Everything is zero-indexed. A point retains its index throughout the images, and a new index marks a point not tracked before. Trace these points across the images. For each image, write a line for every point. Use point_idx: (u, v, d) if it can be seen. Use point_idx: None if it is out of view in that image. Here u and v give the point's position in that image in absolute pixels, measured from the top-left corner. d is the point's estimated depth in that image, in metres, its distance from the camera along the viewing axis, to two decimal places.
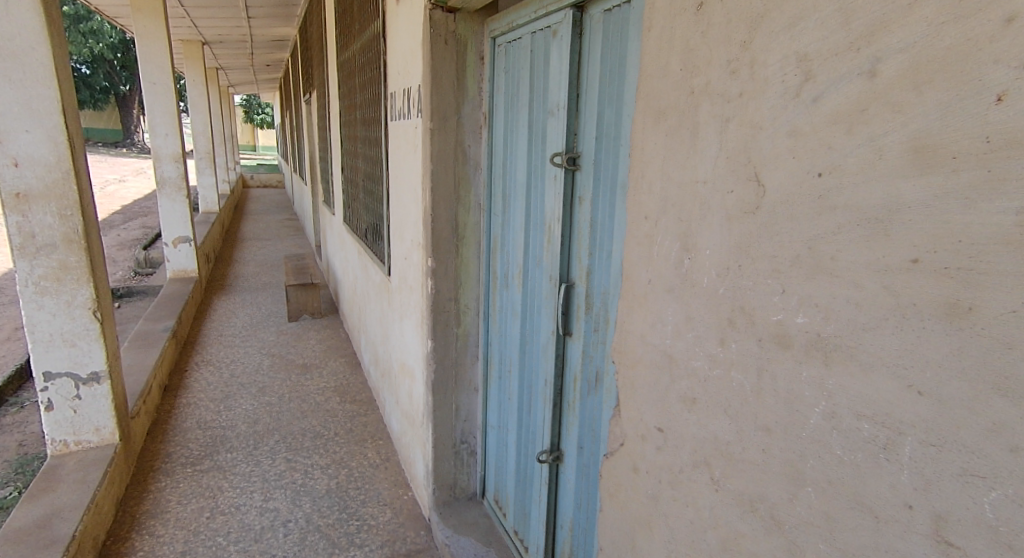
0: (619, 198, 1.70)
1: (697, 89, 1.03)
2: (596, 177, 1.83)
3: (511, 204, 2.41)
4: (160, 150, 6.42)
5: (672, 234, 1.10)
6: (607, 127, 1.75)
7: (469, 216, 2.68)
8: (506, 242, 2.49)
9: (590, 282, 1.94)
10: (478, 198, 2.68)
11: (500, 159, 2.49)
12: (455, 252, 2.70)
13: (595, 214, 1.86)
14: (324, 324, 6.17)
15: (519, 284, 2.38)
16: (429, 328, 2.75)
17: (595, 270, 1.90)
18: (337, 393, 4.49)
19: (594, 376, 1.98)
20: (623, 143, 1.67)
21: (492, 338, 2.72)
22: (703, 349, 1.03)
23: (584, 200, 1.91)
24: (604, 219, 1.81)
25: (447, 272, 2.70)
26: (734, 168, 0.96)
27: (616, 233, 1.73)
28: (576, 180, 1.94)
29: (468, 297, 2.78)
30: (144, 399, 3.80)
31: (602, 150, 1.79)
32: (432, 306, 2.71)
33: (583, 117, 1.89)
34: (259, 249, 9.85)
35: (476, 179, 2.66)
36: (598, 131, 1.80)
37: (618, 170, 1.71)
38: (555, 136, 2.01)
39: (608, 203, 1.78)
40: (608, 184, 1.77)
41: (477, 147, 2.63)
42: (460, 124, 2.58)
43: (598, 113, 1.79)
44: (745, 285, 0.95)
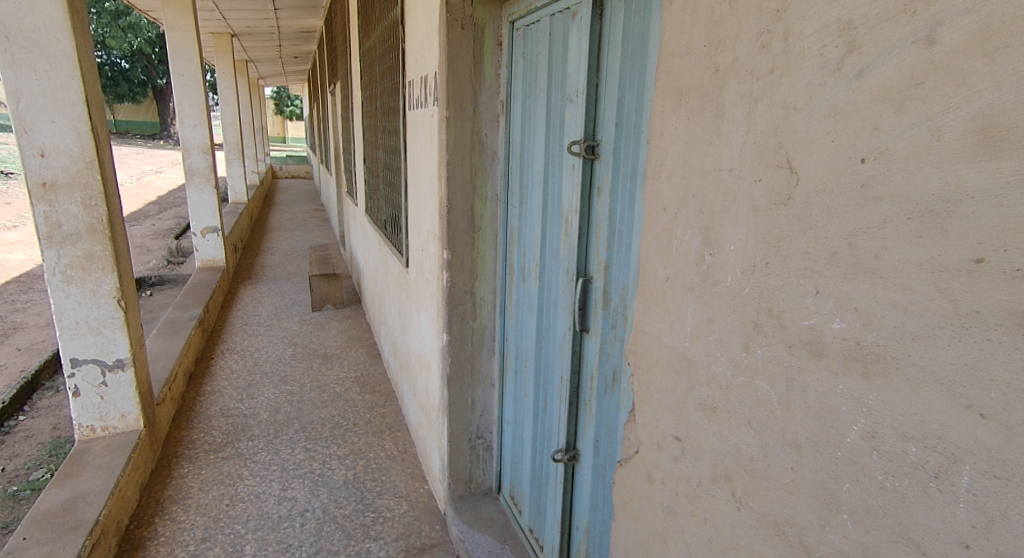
0: (639, 188, 1.61)
1: (722, 67, 0.93)
2: (615, 166, 1.74)
3: (529, 195, 2.33)
4: (188, 141, 6.50)
5: (693, 227, 1.00)
6: (627, 114, 1.66)
7: (485, 207, 2.61)
8: (523, 234, 2.40)
9: (607, 276, 1.85)
10: (495, 189, 2.60)
11: (517, 149, 2.41)
12: (472, 243, 2.63)
13: (614, 205, 1.76)
14: (346, 314, 6.17)
15: (536, 277, 2.30)
16: (445, 320, 2.69)
17: (612, 264, 1.81)
18: (357, 384, 4.45)
19: (611, 374, 1.89)
20: (643, 131, 1.58)
21: (508, 332, 2.64)
22: (725, 355, 0.94)
23: (602, 190, 1.81)
24: (623, 211, 1.72)
25: (463, 263, 2.62)
26: (763, 154, 0.87)
27: (635, 225, 1.64)
28: (594, 169, 1.85)
29: (483, 289, 2.70)
30: (169, 386, 3.80)
31: (622, 138, 1.70)
32: (447, 298, 2.65)
33: (602, 102, 1.80)
34: (285, 239, 9.93)
35: (493, 169, 2.58)
36: (617, 117, 1.71)
37: (638, 160, 1.61)
38: (573, 123, 1.92)
39: (627, 193, 1.69)
40: (628, 174, 1.67)
41: (494, 136, 2.55)
42: (477, 113, 2.50)
43: (617, 99, 1.70)
44: (773, 285, 0.86)
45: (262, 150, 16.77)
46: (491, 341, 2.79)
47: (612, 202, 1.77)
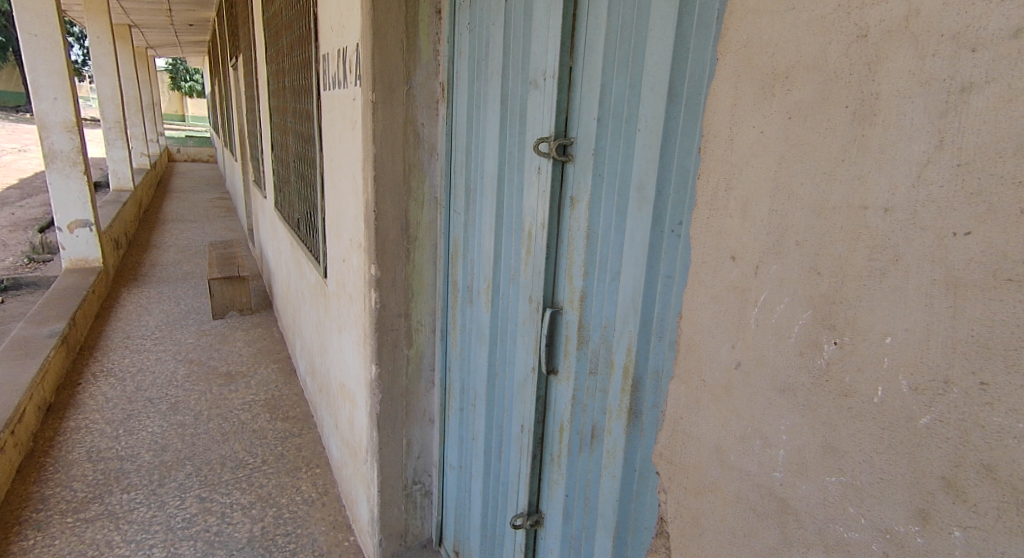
0: (638, 202, 1.24)
1: (875, 31, 0.63)
2: (600, 170, 1.37)
3: (477, 202, 1.92)
4: (46, 116, 5.61)
5: (798, 295, 0.72)
6: (617, 106, 1.29)
7: (422, 213, 2.18)
8: (470, 247, 2.00)
9: (585, 309, 1.48)
10: (434, 190, 2.17)
11: (462, 143, 1.98)
12: (406, 257, 2.19)
13: (599, 221, 1.40)
14: (254, 322, 5.57)
15: (489, 302, 1.91)
16: (374, 349, 2.24)
17: (594, 295, 1.44)
18: (256, 412, 4.03)
19: (587, 430, 1.52)
20: (644, 127, 1.21)
21: (452, 362, 2.24)
22: (876, 527, 0.65)
23: (580, 202, 1.45)
24: (613, 228, 1.35)
25: (395, 282, 2.18)
26: (978, 183, 0.56)
27: (633, 252, 1.28)
28: (568, 173, 1.48)
29: (420, 312, 2.28)
30: (10, 429, 3.39)
31: (609, 134, 1.32)
32: (376, 323, 2.20)
33: (578, 89, 1.42)
34: (182, 233, 9.00)
35: (431, 167, 2.15)
36: (602, 109, 1.34)
37: (637, 163, 1.24)
38: (539, 116, 1.53)
39: (620, 207, 1.32)
40: (618, 182, 1.31)
41: (431, 126, 2.11)
42: (410, 97, 2.05)
43: (601, 84, 1.33)
44: (998, 426, 0.55)
45: (155, 131, 15.27)
46: (431, 369, 2.38)
47: (596, 217, 1.41)
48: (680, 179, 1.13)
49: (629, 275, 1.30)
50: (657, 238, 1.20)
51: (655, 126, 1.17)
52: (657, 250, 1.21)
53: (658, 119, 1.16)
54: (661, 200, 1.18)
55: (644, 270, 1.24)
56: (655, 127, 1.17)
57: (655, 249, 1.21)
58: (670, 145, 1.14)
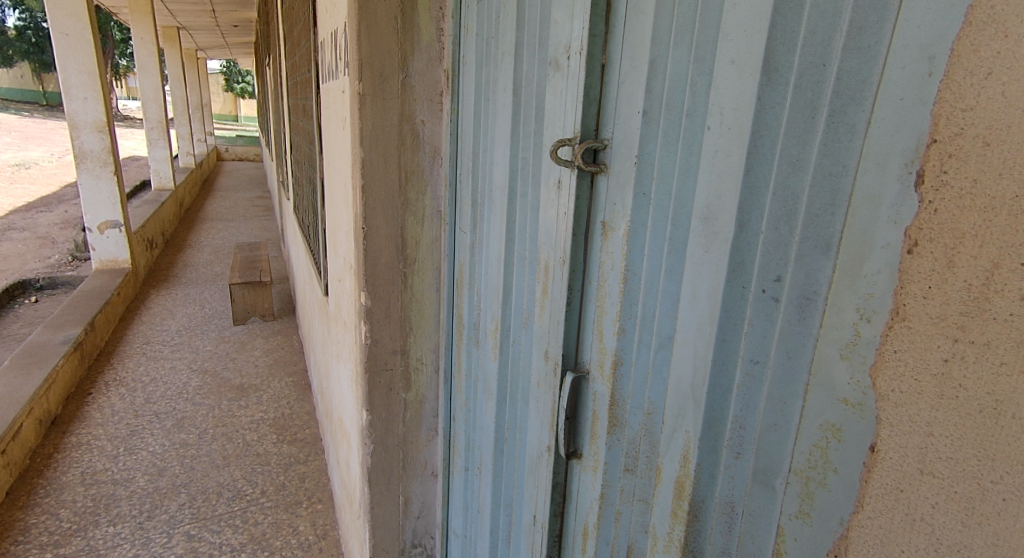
0: (707, 237, 0.80)
1: None
2: (648, 184, 0.93)
3: (484, 218, 1.48)
4: (76, 116, 5.44)
5: None
6: (677, 93, 0.86)
7: (422, 230, 1.72)
8: (476, 276, 1.54)
9: (619, 380, 1.04)
10: (438, 203, 1.72)
11: (467, 144, 1.54)
12: (403, 282, 1.74)
13: (644, 259, 0.96)
14: (275, 330, 5.28)
15: (495, 349, 1.46)
16: (365, 392, 1.78)
17: (635, 362, 1.00)
18: (260, 435, 3.68)
19: (622, 548, 1.08)
20: (721, 121, 0.76)
21: (456, 411, 1.76)
22: None
23: (618, 227, 1.00)
24: (666, 270, 0.91)
25: (390, 313, 1.73)
26: None
27: (692, 309, 0.84)
28: (598, 187, 1.05)
29: (419, 346, 1.80)
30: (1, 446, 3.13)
31: (664, 134, 0.89)
32: (366, 361, 1.75)
33: (615, 70, 0.98)
34: (218, 232, 8.88)
35: (433, 173, 1.70)
36: (651, 96, 0.91)
37: (704, 177, 0.80)
38: (560, 108, 1.09)
39: (678, 240, 0.88)
40: (675, 204, 0.88)
41: (433, 125, 1.66)
42: (407, 88, 1.62)
43: (649, 61, 0.90)
44: None
45: (201, 129, 15.37)
46: (433, 416, 1.88)
47: (639, 253, 0.97)
48: (782, 207, 0.69)
49: (687, 344, 0.85)
50: (735, 297, 0.76)
51: (738, 122, 0.73)
52: (733, 313, 0.76)
53: (749, 107, 0.72)
54: (744, 236, 0.74)
55: (712, 343, 0.80)
56: (742, 124, 0.73)
57: (733, 315, 0.77)
58: (760, 153, 0.71)
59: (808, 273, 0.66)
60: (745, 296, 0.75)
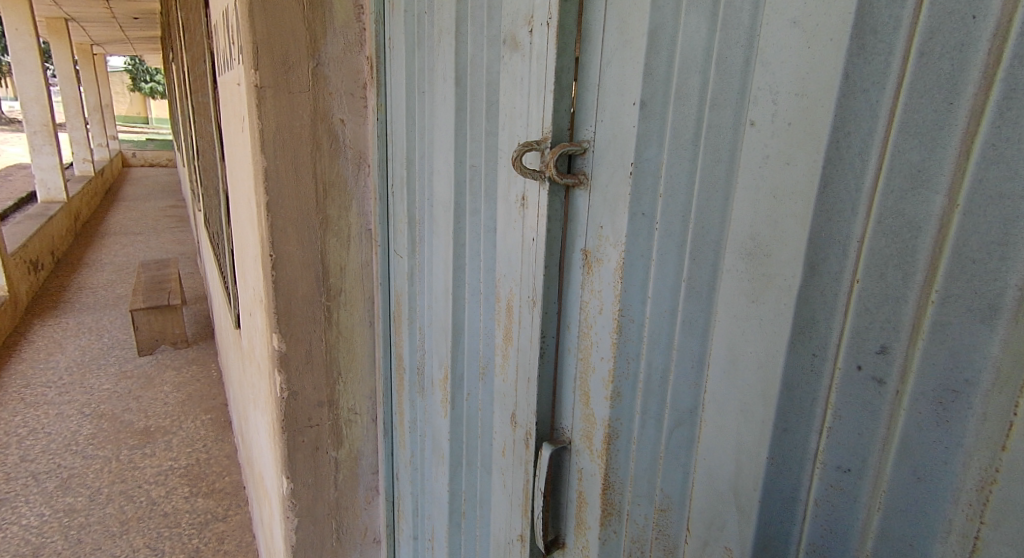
0: (759, 282, 0.55)
1: None
2: (653, 203, 0.67)
3: (424, 237, 1.14)
4: None
5: None
6: (693, 77, 0.61)
7: (348, 255, 1.31)
8: (417, 310, 1.20)
9: (615, 459, 0.77)
10: (366, 220, 1.30)
11: (402, 143, 1.16)
12: (326, 316, 1.32)
13: (649, 303, 0.70)
14: (188, 359, 4.76)
15: (446, 404, 1.13)
16: (283, 457, 1.34)
17: (638, 439, 0.73)
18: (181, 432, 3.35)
19: None
20: (776, 117, 0.52)
21: (401, 475, 1.36)
22: None
23: (610, 259, 0.73)
24: (682, 320, 0.66)
25: (312, 358, 1.32)
26: None
27: (727, 379, 0.60)
28: (577, 206, 0.78)
29: (350, 394, 1.39)
30: None
31: (673, 135, 0.64)
32: (282, 419, 1.32)
33: (596, 47, 0.72)
34: (122, 249, 8.08)
35: (360, 184, 1.28)
36: (651, 82, 0.66)
37: (744, 195, 0.56)
38: (520, 101, 0.82)
39: (699, 283, 0.63)
40: (694, 230, 0.63)
41: (354, 127, 1.25)
42: (319, 79, 1.20)
43: (647, 33, 0.65)
44: None
45: (102, 132, 14.14)
46: (371, 473, 1.46)
47: (638, 294, 0.71)
48: (893, 245, 0.46)
49: (718, 423, 0.62)
50: (801, 371, 0.53)
51: (805, 116, 0.50)
52: (793, 389, 0.54)
53: (831, 93, 0.48)
54: (816, 281, 0.51)
55: (766, 436, 0.56)
56: (817, 120, 0.49)
57: (799, 396, 0.54)
58: (841, 162, 0.48)
59: (951, 350, 0.44)
60: (820, 370, 0.52)
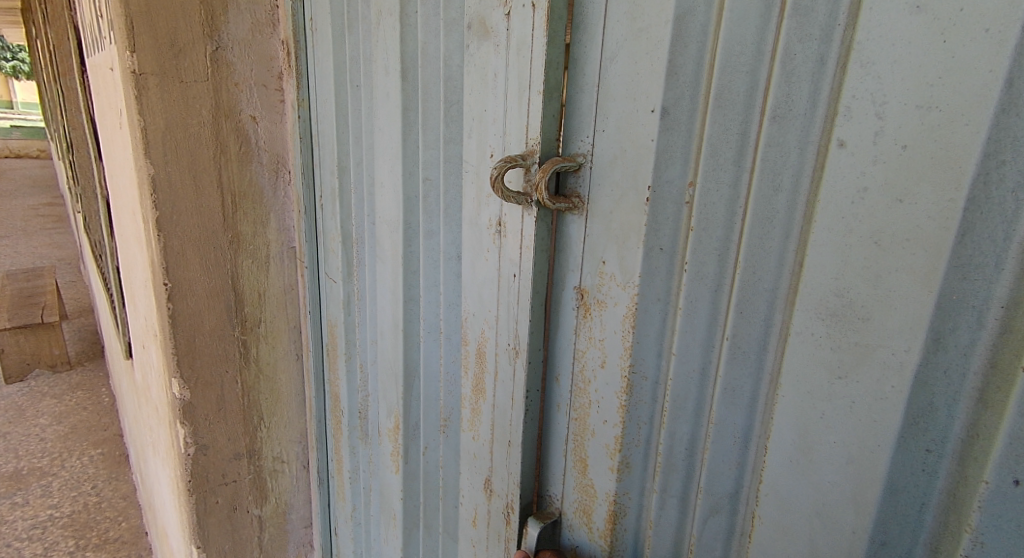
0: (850, 354, 0.43)
1: None
2: (677, 237, 0.52)
3: (367, 259, 0.93)
4: None
5: None
6: (737, 76, 0.46)
7: (267, 278, 1.06)
8: (359, 343, 1.00)
9: (621, 542, 0.62)
10: (289, 236, 1.07)
11: (333, 146, 0.95)
12: (243, 353, 1.07)
13: (672, 360, 0.54)
14: None
15: (398, 458, 0.95)
16: (191, 525, 1.10)
17: (655, 524, 0.59)
18: (64, 459, 2.38)
19: None
20: (882, 135, 0.39)
21: (341, 531, 1.17)
22: None
23: (618, 302, 0.56)
24: (721, 387, 0.51)
25: (224, 405, 1.07)
26: None
27: (793, 470, 0.47)
28: (570, 235, 0.61)
29: (274, 440, 1.15)
30: None
31: (706, 153, 0.48)
32: (189, 480, 1.06)
33: (597, 34, 0.55)
34: None
35: (279, 194, 1.05)
36: (675, 83, 0.49)
37: (822, 239, 0.43)
38: (493, 103, 0.65)
39: (747, 342, 0.49)
40: (738, 276, 0.48)
41: (270, 126, 1.01)
42: (220, 64, 0.95)
43: (673, 21, 0.48)
44: None
45: None
46: (303, 528, 1.25)
47: (654, 348, 0.55)
48: None
49: (779, 521, 0.49)
50: (911, 468, 0.42)
51: (935, 141, 0.37)
52: (899, 494, 0.43)
53: (986, 109, 0.35)
54: (939, 356, 0.39)
55: (858, 544, 0.45)
56: (958, 147, 0.37)
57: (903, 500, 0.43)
58: (989, 203, 0.36)
59: None
60: (935, 471, 0.41)
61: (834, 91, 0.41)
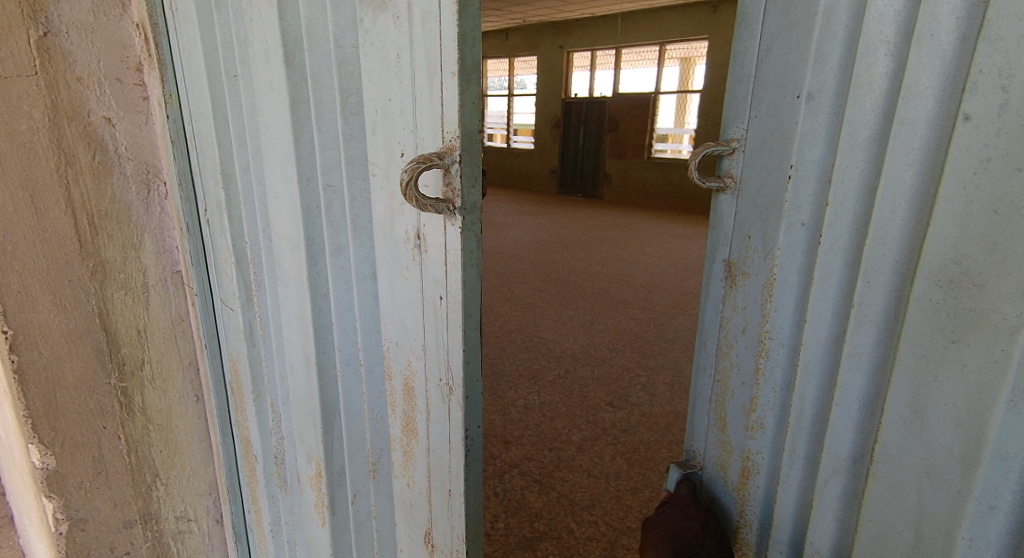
0: (962, 317, 0.44)
1: None
2: (815, 213, 0.52)
3: (268, 279, 0.79)
4: None
5: None
6: (880, 57, 0.46)
7: (145, 309, 0.89)
8: (272, 378, 0.85)
9: (752, 494, 0.63)
10: (170, 259, 0.90)
11: (213, 149, 0.79)
12: (122, 402, 0.89)
13: (806, 325, 0.55)
14: None
15: (323, 510, 0.80)
16: None
17: (783, 474, 0.59)
18: None
19: None
20: (1003, 111, 0.40)
21: None
22: None
23: (758, 273, 0.58)
24: (844, 350, 0.52)
25: (102, 468, 0.89)
26: None
27: (903, 422, 0.49)
28: (717, 215, 0.61)
29: (175, 498, 0.98)
30: None
31: (845, 135, 0.49)
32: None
33: (754, 32, 0.55)
34: None
35: (151, 210, 0.87)
36: (821, 73, 0.50)
37: (945, 212, 0.44)
38: (399, 91, 0.53)
39: (871, 310, 0.50)
40: (865, 244, 0.49)
41: (131, 128, 0.83)
42: (50, 53, 0.75)
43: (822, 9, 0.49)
44: None
45: None
46: None
47: (790, 313, 0.56)
48: None
49: (891, 479, 0.51)
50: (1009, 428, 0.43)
51: None
52: (1008, 454, 0.43)
53: None
54: None
55: (961, 491, 0.46)
56: None
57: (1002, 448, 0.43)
58: None
59: None
60: None
61: (961, 67, 0.42)
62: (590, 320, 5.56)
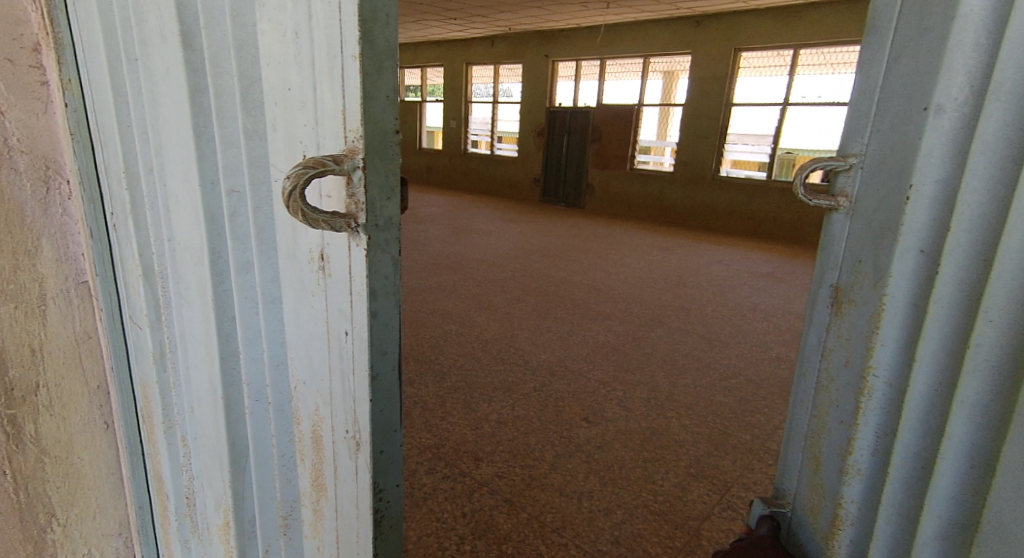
0: None
1: None
2: (923, 255, 0.52)
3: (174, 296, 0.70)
4: None
5: None
6: (1001, 112, 0.46)
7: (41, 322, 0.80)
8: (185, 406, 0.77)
9: (839, 538, 0.61)
10: (75, 269, 0.82)
11: (112, 147, 0.71)
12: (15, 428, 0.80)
13: (907, 372, 0.54)
14: None
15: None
16: None
17: (872, 520, 0.58)
18: None
19: None
20: None
21: None
22: None
23: (866, 302, 0.56)
24: (951, 397, 0.51)
25: None
26: None
27: (1006, 479, 0.48)
28: (823, 239, 0.61)
29: (76, 532, 0.89)
30: None
31: (961, 176, 0.49)
32: None
33: (877, 62, 0.55)
34: None
35: (50, 212, 0.79)
36: (946, 113, 0.49)
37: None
38: (299, 85, 0.46)
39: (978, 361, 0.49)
40: (975, 296, 0.49)
41: (25, 118, 0.74)
42: None
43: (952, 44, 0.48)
44: None
45: None
46: None
47: (891, 355, 0.55)
48: None
49: (991, 528, 0.49)
50: None
51: None
52: None
53: None
54: None
55: None
56: None
57: None
58: None
59: None
60: None
61: None
62: (568, 332, 5.54)
